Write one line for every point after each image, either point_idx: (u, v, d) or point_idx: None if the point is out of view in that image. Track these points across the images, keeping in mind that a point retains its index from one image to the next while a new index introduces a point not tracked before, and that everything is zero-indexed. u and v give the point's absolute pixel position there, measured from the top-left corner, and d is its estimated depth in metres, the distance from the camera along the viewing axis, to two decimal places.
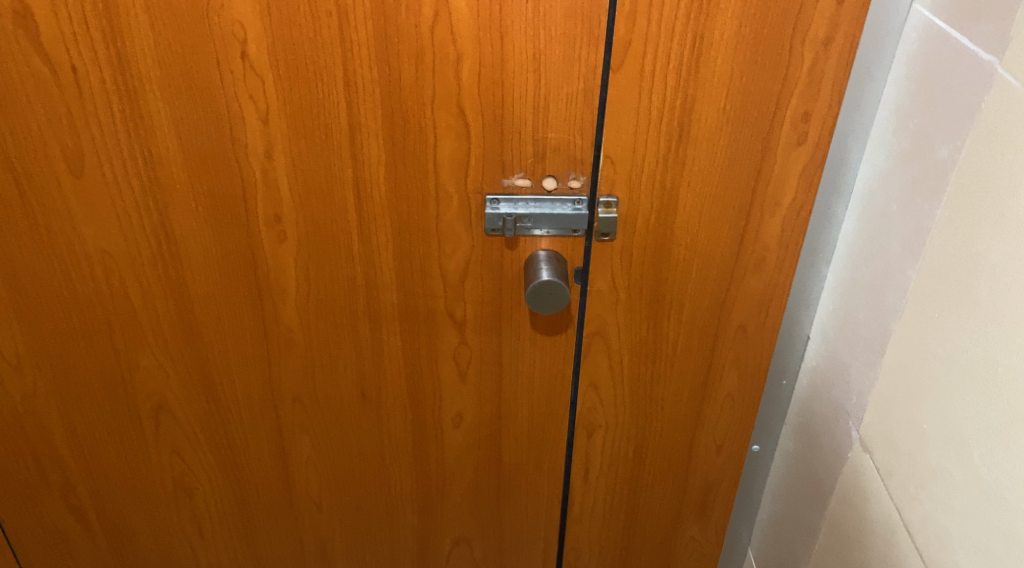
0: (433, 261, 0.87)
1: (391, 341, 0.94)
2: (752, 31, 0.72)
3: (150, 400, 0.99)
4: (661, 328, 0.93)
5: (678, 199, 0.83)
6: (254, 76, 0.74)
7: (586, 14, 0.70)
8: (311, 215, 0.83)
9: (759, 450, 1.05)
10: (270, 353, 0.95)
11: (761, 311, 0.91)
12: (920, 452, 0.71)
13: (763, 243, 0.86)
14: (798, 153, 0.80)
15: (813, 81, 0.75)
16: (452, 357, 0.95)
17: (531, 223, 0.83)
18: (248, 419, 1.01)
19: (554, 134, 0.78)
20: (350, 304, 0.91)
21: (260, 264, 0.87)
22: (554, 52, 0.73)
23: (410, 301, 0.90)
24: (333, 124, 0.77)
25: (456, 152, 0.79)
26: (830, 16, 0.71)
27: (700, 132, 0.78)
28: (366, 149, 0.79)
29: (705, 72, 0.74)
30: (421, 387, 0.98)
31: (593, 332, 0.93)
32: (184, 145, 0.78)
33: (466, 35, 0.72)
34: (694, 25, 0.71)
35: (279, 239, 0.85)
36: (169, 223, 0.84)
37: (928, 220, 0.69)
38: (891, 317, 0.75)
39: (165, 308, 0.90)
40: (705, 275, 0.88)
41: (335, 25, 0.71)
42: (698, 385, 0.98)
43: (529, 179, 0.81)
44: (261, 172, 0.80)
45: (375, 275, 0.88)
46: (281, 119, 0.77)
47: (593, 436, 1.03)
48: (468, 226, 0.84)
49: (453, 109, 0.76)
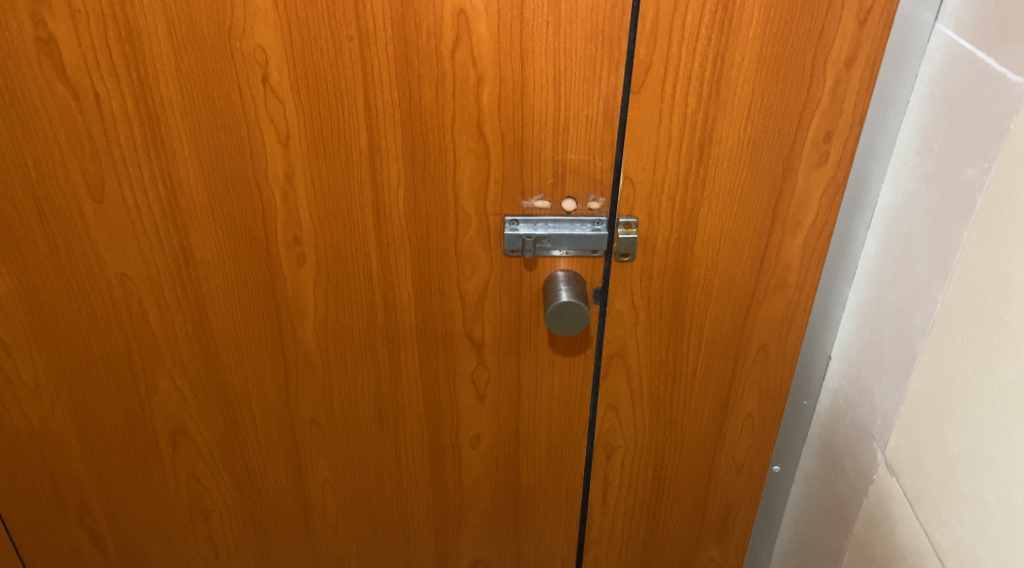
0: (452, 282, 0.87)
1: (409, 361, 0.94)
2: (773, 52, 0.71)
3: (167, 423, 0.98)
4: (681, 349, 0.92)
5: (699, 220, 0.82)
6: (275, 100, 0.74)
7: (607, 36, 0.70)
8: (331, 237, 0.83)
9: (780, 470, 1.04)
10: (288, 374, 0.94)
11: (782, 331, 0.91)
12: (950, 476, 0.69)
13: (784, 263, 0.85)
14: (820, 173, 0.79)
15: (835, 101, 0.74)
16: (470, 378, 0.95)
17: (550, 243, 0.83)
18: (265, 441, 1.00)
19: (574, 155, 0.78)
20: (369, 326, 0.91)
21: (279, 288, 0.87)
22: (575, 74, 0.73)
23: (428, 322, 0.90)
24: (352, 148, 0.77)
25: (476, 174, 0.79)
26: (851, 37, 0.71)
27: (721, 152, 0.77)
28: (386, 171, 0.79)
29: (727, 93, 0.74)
30: (438, 407, 0.98)
31: (613, 353, 0.92)
32: (205, 169, 0.78)
33: (486, 57, 0.72)
34: (715, 46, 0.71)
35: (299, 261, 0.85)
36: (189, 247, 0.84)
37: (956, 241, 0.68)
38: (918, 338, 0.73)
39: (184, 332, 0.90)
40: (726, 296, 0.88)
41: (356, 49, 0.71)
42: (719, 405, 0.97)
43: (549, 201, 0.81)
44: (282, 196, 0.80)
45: (394, 297, 0.88)
46: (302, 142, 0.77)
47: (612, 457, 1.02)
48: (487, 247, 0.84)
49: (473, 132, 0.76)
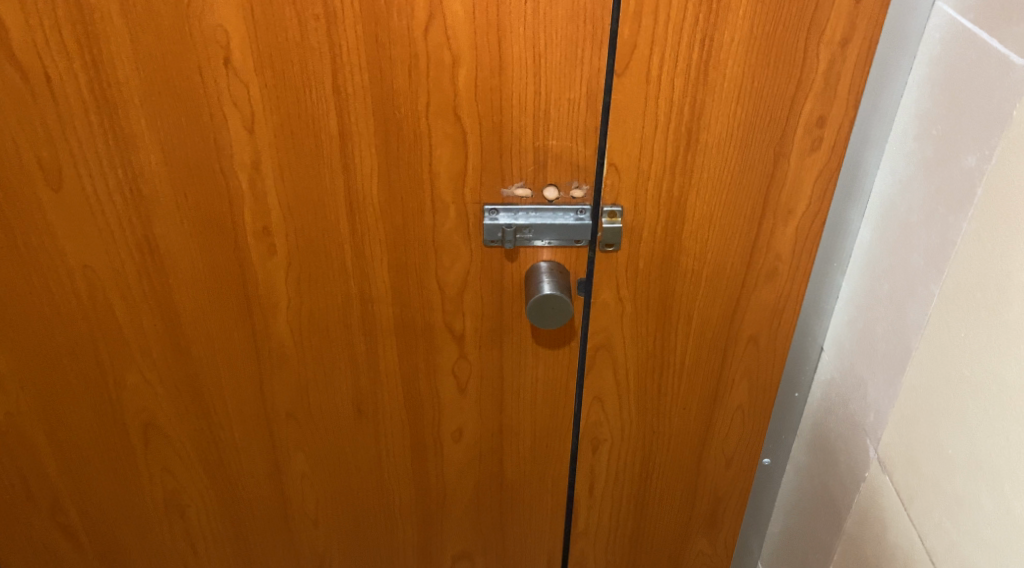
0: (430, 272, 0.84)
1: (387, 353, 0.91)
2: (763, 32, 0.68)
3: (138, 417, 0.95)
4: (668, 340, 0.89)
5: (687, 208, 0.79)
6: (239, 83, 0.71)
7: (590, 15, 0.67)
8: (301, 226, 0.80)
9: (770, 463, 1.01)
10: (262, 367, 0.91)
11: (773, 322, 0.88)
12: (946, 479, 0.66)
13: (775, 252, 0.82)
14: (813, 159, 0.75)
15: (829, 84, 0.71)
16: (451, 370, 0.92)
17: (532, 233, 0.80)
18: (241, 434, 0.97)
19: (556, 141, 0.75)
20: (345, 318, 0.87)
21: (249, 278, 0.84)
22: (556, 56, 0.69)
23: (407, 314, 0.87)
24: (322, 133, 0.74)
25: (453, 161, 0.76)
26: (847, 16, 0.67)
27: (709, 138, 0.74)
28: (358, 157, 0.75)
29: (715, 75, 0.70)
30: (419, 400, 0.95)
31: (598, 345, 0.90)
32: (167, 156, 0.75)
33: (462, 37, 0.68)
34: (703, 26, 0.67)
35: (269, 252, 0.82)
36: (153, 236, 0.80)
37: (953, 233, 0.64)
38: (912, 333, 0.70)
39: (151, 324, 0.87)
40: (715, 286, 0.85)
41: (322, 29, 0.67)
42: (708, 397, 0.94)
43: (530, 188, 0.78)
44: (249, 183, 0.77)
45: (370, 287, 0.85)
46: (269, 127, 0.73)
47: (598, 450, 0.99)
48: (466, 236, 0.81)
49: (449, 116, 0.73)
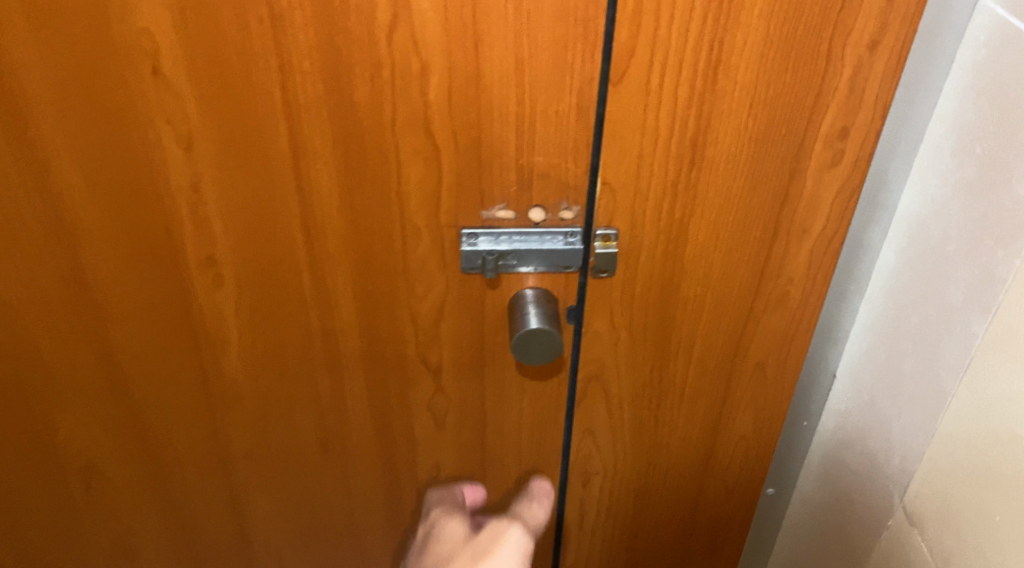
0: (401, 302, 0.75)
1: (355, 389, 0.81)
2: (781, 34, 0.59)
3: (76, 461, 0.85)
4: (667, 370, 0.81)
5: (690, 230, 0.70)
6: (170, 96, 0.60)
7: (580, 15, 0.58)
8: (252, 255, 0.70)
9: (774, 492, 0.94)
10: (214, 406, 0.82)
11: (782, 350, 0.79)
12: (994, 545, 0.60)
13: (787, 276, 0.73)
14: (833, 175, 0.67)
15: (854, 92, 0.62)
16: (427, 405, 0.83)
17: (516, 259, 0.71)
18: (194, 476, 0.88)
19: (542, 158, 0.65)
20: (306, 352, 0.78)
21: (195, 312, 0.74)
22: (542, 62, 0.60)
23: (376, 347, 0.78)
24: (271, 151, 0.64)
25: (425, 181, 0.66)
26: (877, 15, 0.58)
27: (717, 153, 0.65)
28: (315, 178, 0.66)
29: (725, 83, 0.61)
30: (391, 436, 0.86)
31: (589, 376, 0.81)
32: (91, 179, 0.65)
33: (433, 42, 0.58)
34: (712, 27, 0.58)
35: (216, 283, 0.72)
36: (81, 269, 0.70)
37: (1004, 268, 0.56)
38: (949, 376, 0.62)
39: (84, 363, 0.77)
40: (719, 313, 0.76)
41: (268, 34, 0.57)
42: (709, 427, 0.86)
43: (513, 210, 0.69)
44: (189, 209, 0.67)
45: (333, 320, 0.76)
46: (209, 146, 0.63)
47: (589, 484, 0.91)
48: (442, 263, 0.72)
49: (420, 131, 0.63)
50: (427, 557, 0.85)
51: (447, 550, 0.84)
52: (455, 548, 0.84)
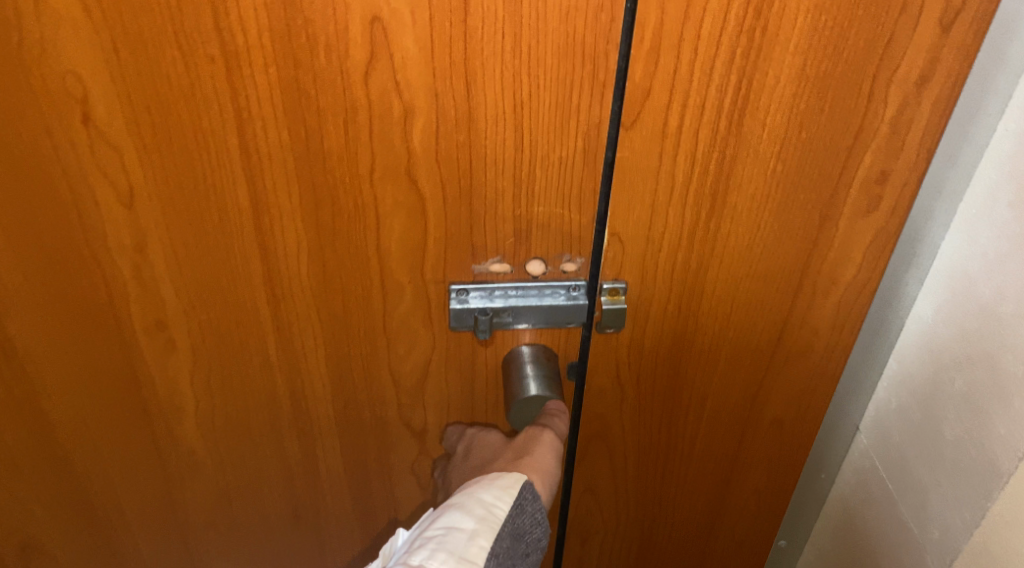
0: (381, 363, 0.66)
1: (329, 454, 0.73)
2: (819, 71, 0.51)
3: (12, 539, 0.75)
4: (676, 426, 0.73)
5: (706, 281, 0.62)
6: (105, 147, 0.52)
7: (590, 52, 0.50)
8: (208, 319, 0.61)
9: (785, 544, 0.87)
10: (169, 478, 0.72)
11: (802, 402, 0.72)
12: None
13: (811, 328, 0.66)
14: (867, 222, 0.59)
15: (896, 133, 0.55)
16: (410, 468, 0.75)
17: (512, 316, 0.62)
18: (148, 549, 0.79)
19: (543, 208, 0.57)
20: (273, 418, 0.69)
21: (143, 380, 0.65)
22: (544, 104, 0.52)
23: (352, 410, 0.69)
24: (228, 206, 0.55)
25: (408, 235, 0.58)
26: (928, 49, 0.51)
27: (740, 200, 0.57)
28: (280, 235, 0.57)
29: (752, 125, 0.54)
30: (370, 500, 0.77)
31: (591, 435, 0.73)
32: (14, 240, 0.55)
33: (418, 82, 0.50)
34: (741, 64, 0.51)
35: (166, 349, 0.63)
36: (8, 338, 0.61)
37: None
38: (1004, 451, 0.56)
39: (17, 438, 0.67)
40: (735, 366, 0.69)
41: (221, 75, 0.49)
42: (719, 483, 0.79)
43: (508, 263, 0.60)
44: (132, 271, 0.58)
45: (303, 383, 0.67)
46: (154, 202, 0.54)
47: (588, 543, 0.83)
48: (427, 321, 0.63)
49: (401, 181, 0.55)
50: (466, 466, 0.69)
51: (488, 457, 0.67)
52: (496, 455, 0.66)
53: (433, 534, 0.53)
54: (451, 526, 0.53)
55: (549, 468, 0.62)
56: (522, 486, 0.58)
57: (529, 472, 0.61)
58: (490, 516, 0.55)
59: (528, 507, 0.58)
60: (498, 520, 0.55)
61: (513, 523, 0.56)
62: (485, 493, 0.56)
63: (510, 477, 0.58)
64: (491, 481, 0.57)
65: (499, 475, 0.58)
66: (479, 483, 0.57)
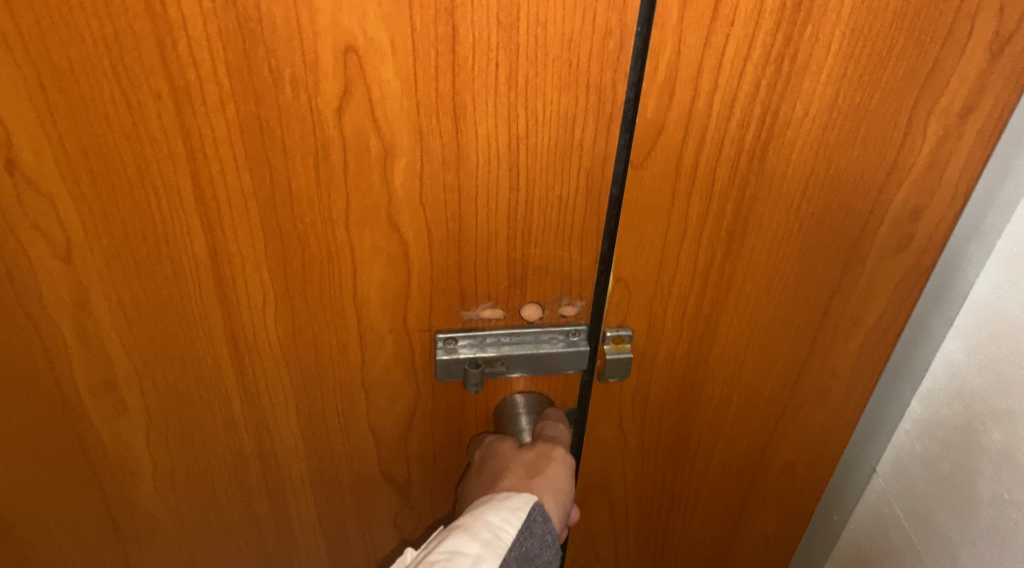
0: (359, 418, 0.60)
1: (303, 511, 0.66)
2: (852, 101, 0.46)
3: None
4: (682, 473, 0.67)
5: (719, 326, 0.57)
6: (37, 196, 0.45)
7: (595, 84, 0.43)
8: (163, 377, 0.54)
9: None
10: (125, 543, 0.65)
11: (817, 446, 0.67)
12: None
13: (830, 371, 0.61)
14: (897, 261, 0.54)
15: (932, 167, 0.49)
16: (393, 522, 0.68)
17: (506, 366, 0.56)
18: None
19: (540, 251, 0.51)
20: (240, 477, 0.62)
21: (92, 442, 0.58)
22: (543, 141, 0.45)
23: (329, 466, 0.63)
24: (183, 258, 0.48)
25: (389, 283, 0.51)
26: (975, 76, 0.46)
27: (759, 240, 0.52)
28: (244, 286, 0.50)
29: (776, 162, 0.48)
30: (349, 556, 0.71)
31: (590, 485, 0.67)
32: None
33: (401, 118, 0.44)
34: (766, 95, 0.45)
35: (117, 411, 0.56)
36: None
37: None
38: None
39: None
40: (747, 412, 0.63)
41: (170, 113, 0.42)
42: (726, 529, 0.73)
43: (502, 308, 0.54)
44: (74, 329, 0.51)
45: (273, 440, 0.60)
46: (96, 256, 0.47)
47: None
48: (410, 372, 0.57)
49: (381, 226, 0.48)
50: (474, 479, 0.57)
51: (497, 470, 0.56)
52: (505, 467, 0.55)
53: (435, 559, 0.48)
54: (455, 550, 0.48)
55: (564, 487, 0.54)
56: (531, 508, 0.51)
57: (540, 493, 0.52)
58: (497, 540, 0.49)
59: (538, 530, 0.50)
60: (507, 543, 0.49)
61: (523, 547, 0.49)
62: (492, 514, 0.50)
63: (519, 496, 0.51)
64: (500, 502, 0.51)
65: (508, 495, 0.51)
66: (487, 503, 0.51)
